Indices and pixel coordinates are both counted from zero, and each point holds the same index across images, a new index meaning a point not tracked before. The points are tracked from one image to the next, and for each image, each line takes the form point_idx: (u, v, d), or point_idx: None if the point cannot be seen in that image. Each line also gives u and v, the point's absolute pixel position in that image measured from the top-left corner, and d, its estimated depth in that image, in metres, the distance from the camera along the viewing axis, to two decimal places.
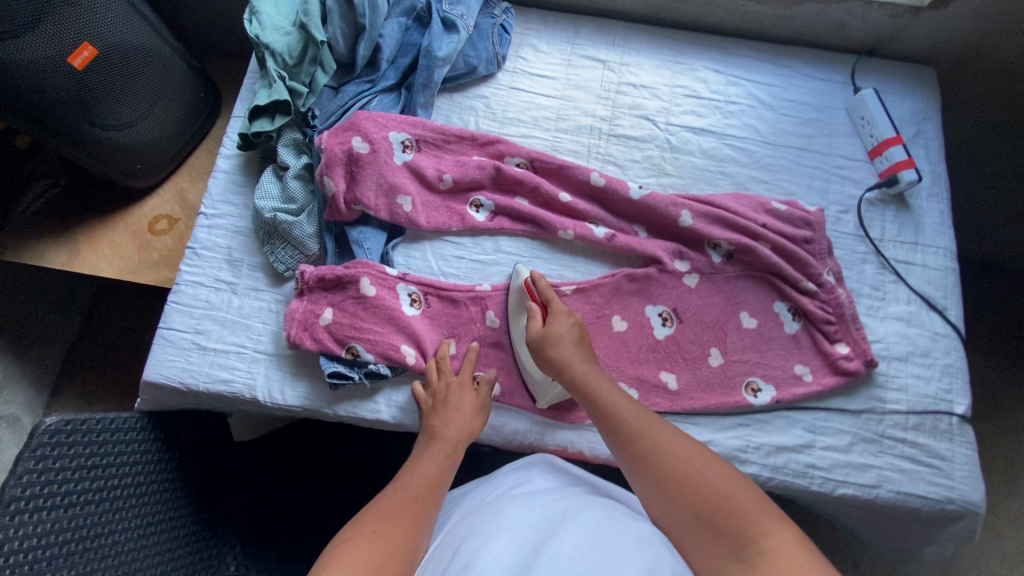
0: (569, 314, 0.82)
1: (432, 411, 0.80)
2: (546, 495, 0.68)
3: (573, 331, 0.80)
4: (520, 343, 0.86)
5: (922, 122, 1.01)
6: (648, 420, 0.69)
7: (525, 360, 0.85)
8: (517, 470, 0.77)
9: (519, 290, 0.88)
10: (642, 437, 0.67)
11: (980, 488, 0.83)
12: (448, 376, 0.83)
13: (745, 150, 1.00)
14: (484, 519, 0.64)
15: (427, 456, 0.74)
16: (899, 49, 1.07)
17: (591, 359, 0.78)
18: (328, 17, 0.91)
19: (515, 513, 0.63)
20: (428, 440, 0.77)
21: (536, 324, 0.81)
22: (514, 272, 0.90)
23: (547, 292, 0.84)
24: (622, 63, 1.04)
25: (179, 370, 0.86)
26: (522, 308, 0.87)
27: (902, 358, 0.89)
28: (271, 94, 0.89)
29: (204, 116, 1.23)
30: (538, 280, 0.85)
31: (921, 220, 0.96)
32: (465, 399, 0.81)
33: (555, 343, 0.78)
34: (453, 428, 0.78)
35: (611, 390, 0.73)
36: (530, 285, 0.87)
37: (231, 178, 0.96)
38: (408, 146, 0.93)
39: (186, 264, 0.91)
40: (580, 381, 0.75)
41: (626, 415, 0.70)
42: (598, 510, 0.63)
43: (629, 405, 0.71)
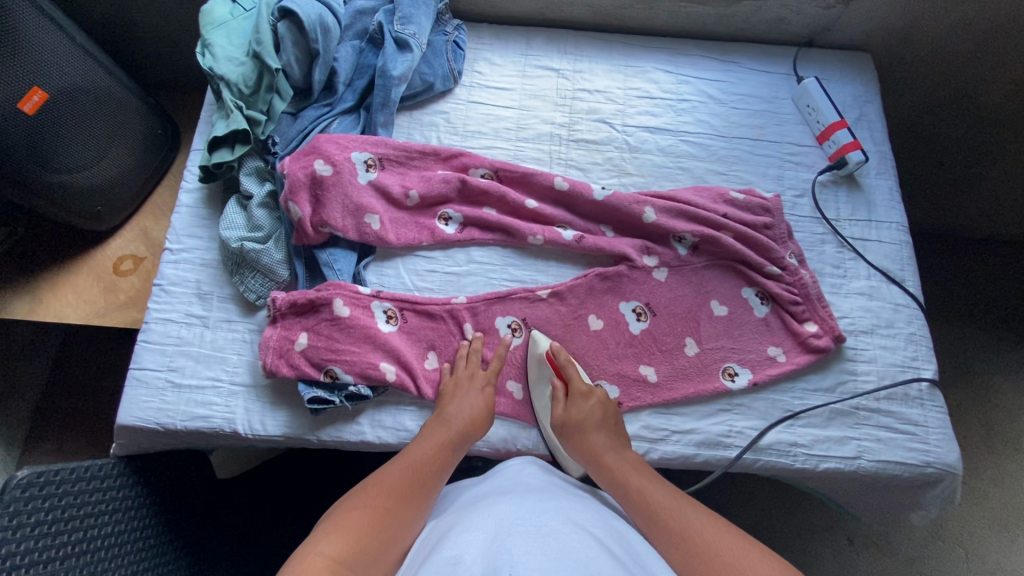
0: (587, 392, 0.84)
1: (449, 397, 0.82)
2: (537, 494, 0.68)
3: (594, 411, 0.82)
4: (544, 421, 0.86)
5: (864, 105, 1.06)
6: (676, 499, 0.69)
7: (552, 439, 0.86)
8: (508, 469, 0.78)
9: (539, 358, 0.88)
10: (668, 516, 0.66)
11: (955, 450, 0.86)
12: (465, 374, 0.85)
13: (701, 145, 1.03)
14: (473, 512, 0.64)
15: (428, 439, 0.76)
16: (835, 38, 1.12)
17: (617, 444, 0.79)
18: (281, 45, 0.91)
19: (505, 506, 0.64)
20: (437, 424, 0.79)
21: (558, 406, 0.84)
22: (531, 338, 0.89)
23: (567, 366, 0.86)
24: (575, 70, 1.07)
25: (153, 410, 0.84)
26: (542, 378, 0.87)
27: (868, 330, 0.92)
28: (229, 124, 0.89)
29: (164, 152, 1.23)
30: (558, 353, 0.87)
31: (872, 198, 1.00)
32: (481, 393, 0.83)
33: (577, 429, 0.80)
34: (464, 418, 0.80)
35: (638, 473, 0.74)
36: (550, 357, 0.87)
37: (195, 212, 0.95)
38: (371, 165, 0.93)
39: (155, 302, 0.90)
40: (605, 470, 0.76)
41: (651, 496, 0.70)
42: (587, 515, 0.64)
43: (658, 488, 0.71)
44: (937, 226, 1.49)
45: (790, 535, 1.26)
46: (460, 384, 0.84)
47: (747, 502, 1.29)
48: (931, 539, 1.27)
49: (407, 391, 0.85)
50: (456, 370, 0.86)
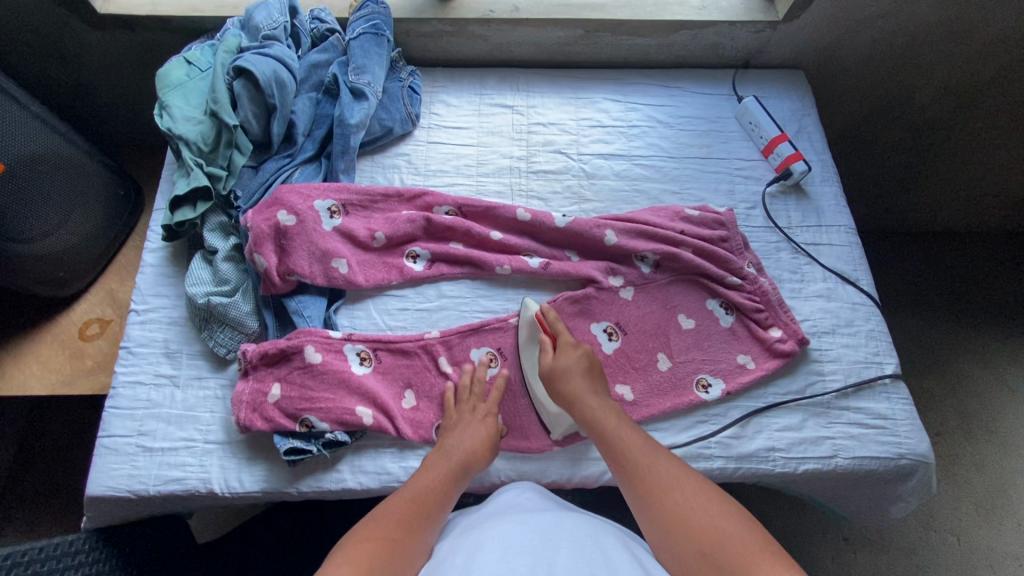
0: (576, 346, 0.85)
1: (449, 430, 0.82)
2: (530, 513, 0.70)
3: (580, 363, 0.83)
4: (531, 374, 0.89)
5: (802, 118, 1.13)
6: (648, 448, 0.74)
7: (537, 391, 0.88)
8: (504, 496, 0.79)
9: (529, 322, 0.89)
10: (642, 467, 0.71)
11: (925, 440, 0.89)
12: (465, 409, 0.85)
13: (654, 167, 1.07)
14: (472, 541, 0.65)
15: (429, 472, 0.76)
16: (769, 58, 1.19)
17: (600, 391, 0.82)
18: (237, 102, 0.93)
19: (502, 530, 0.65)
20: (437, 455, 0.79)
21: (547, 356, 0.85)
22: (522, 305, 0.92)
23: (557, 324, 0.88)
24: (529, 105, 1.12)
25: (125, 478, 0.82)
26: (533, 340, 0.90)
27: (830, 331, 0.95)
28: (189, 182, 0.90)
29: (128, 213, 1.22)
30: (548, 314, 0.89)
31: (819, 204, 1.05)
32: (481, 425, 0.83)
33: (562, 377, 0.82)
34: (465, 450, 0.79)
35: (619, 422, 0.77)
36: (541, 318, 0.89)
37: (160, 271, 0.95)
38: (335, 211, 0.94)
39: (122, 365, 0.88)
40: (588, 412, 0.79)
41: (631, 448, 0.74)
42: (582, 527, 0.66)
43: (637, 440, 0.75)
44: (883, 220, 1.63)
45: (786, 540, 1.27)
46: (462, 417, 0.84)
47: None
48: (922, 529, 1.29)
49: (385, 432, 0.84)
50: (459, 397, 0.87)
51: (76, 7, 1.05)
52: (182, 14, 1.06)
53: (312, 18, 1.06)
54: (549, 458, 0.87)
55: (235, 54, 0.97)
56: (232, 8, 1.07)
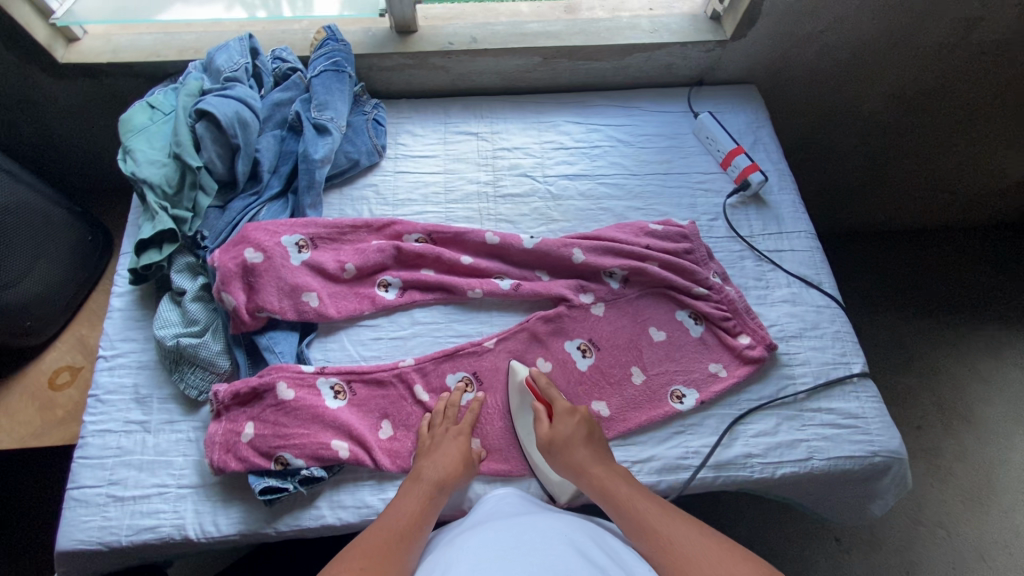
0: (572, 412, 0.85)
1: (424, 453, 0.82)
2: (512, 520, 0.70)
3: (579, 429, 0.83)
4: (530, 443, 0.87)
5: (757, 130, 1.17)
6: (663, 513, 0.71)
7: (536, 459, 0.86)
8: (487, 502, 0.80)
9: (520, 386, 0.90)
10: (664, 536, 0.68)
11: (896, 436, 0.91)
12: (439, 430, 0.85)
13: (617, 185, 1.10)
14: (454, 551, 0.65)
15: (407, 498, 0.76)
16: (721, 75, 1.24)
17: (605, 459, 0.80)
18: (200, 144, 0.94)
19: (484, 540, 0.65)
20: (411, 481, 0.79)
21: (542, 426, 0.85)
22: (511, 368, 0.92)
23: (548, 389, 0.88)
24: (493, 132, 1.15)
25: (96, 530, 0.80)
26: (526, 406, 0.89)
27: (797, 334, 0.97)
28: (155, 225, 0.90)
29: (96, 258, 1.22)
30: (538, 378, 0.89)
31: (779, 212, 1.08)
32: (455, 445, 0.82)
33: (565, 448, 0.81)
34: (439, 470, 0.79)
35: (630, 489, 0.75)
36: (531, 383, 0.90)
37: (128, 316, 0.94)
38: (303, 245, 0.95)
39: (90, 414, 0.87)
40: (598, 483, 0.77)
41: (648, 515, 0.71)
42: (563, 532, 0.67)
43: (651, 505, 0.73)
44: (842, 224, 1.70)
45: (780, 546, 1.26)
46: (437, 439, 0.84)
47: (732, 520, 1.29)
48: (913, 525, 1.30)
49: (363, 465, 0.83)
50: (433, 427, 0.86)
51: (35, 57, 1.06)
52: (145, 60, 1.08)
53: (274, 58, 1.08)
54: (529, 479, 0.87)
55: (197, 96, 0.98)
56: (194, 52, 1.09)
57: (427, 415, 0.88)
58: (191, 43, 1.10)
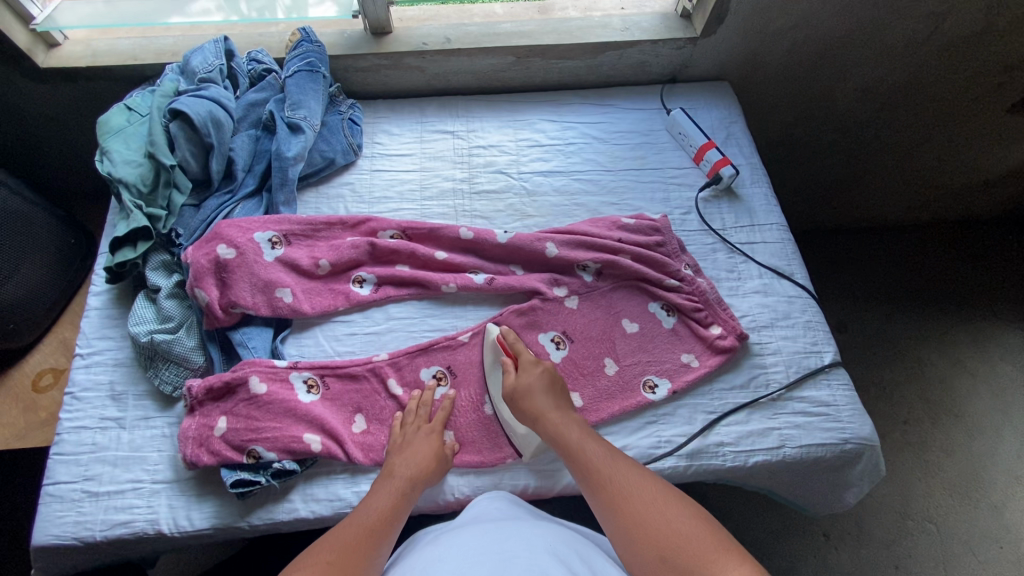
0: (536, 363, 0.87)
1: (397, 450, 0.82)
2: (494, 524, 0.71)
3: (541, 380, 0.85)
4: (497, 396, 0.90)
5: (730, 126, 1.19)
6: (610, 457, 0.75)
7: (505, 413, 0.88)
8: (476, 506, 0.79)
9: (493, 344, 0.92)
10: (607, 478, 0.72)
11: (867, 423, 0.92)
12: (411, 427, 0.86)
13: (591, 180, 1.11)
14: (433, 552, 0.66)
15: (380, 494, 0.76)
16: (694, 72, 1.26)
17: (563, 406, 0.84)
18: (174, 143, 0.95)
19: (464, 544, 0.66)
20: (383, 477, 0.79)
21: (509, 377, 0.86)
22: (486, 330, 0.94)
23: (517, 344, 0.90)
24: (469, 130, 1.16)
25: (70, 525, 0.80)
26: (497, 363, 0.91)
27: (769, 324, 0.98)
28: (129, 223, 0.91)
29: (78, 261, 1.23)
30: (508, 335, 0.91)
31: (751, 205, 1.10)
32: (426, 442, 0.83)
33: (525, 396, 0.84)
34: (412, 466, 0.80)
35: (583, 434, 0.79)
36: (502, 340, 0.91)
37: (105, 314, 0.95)
38: (277, 242, 0.96)
39: (66, 411, 0.88)
40: (553, 428, 0.80)
41: (594, 458, 0.75)
42: (543, 542, 0.67)
43: (600, 450, 0.76)
44: (819, 220, 1.72)
45: (766, 542, 1.26)
46: (408, 435, 0.84)
47: (717, 516, 1.29)
48: (898, 518, 1.30)
49: (336, 458, 0.84)
50: (405, 425, 0.87)
51: (14, 62, 1.07)
52: (124, 64, 1.10)
53: (249, 59, 1.09)
54: (502, 471, 0.87)
55: (172, 97, 0.99)
56: (172, 55, 1.10)
57: (398, 414, 0.88)
58: (169, 46, 1.12)
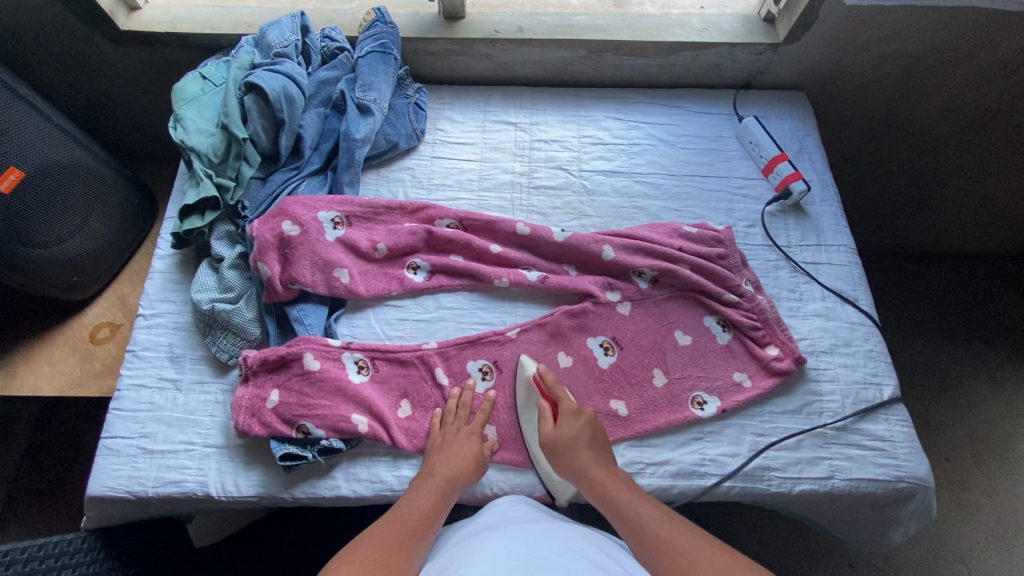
0: (577, 412, 0.85)
1: (436, 451, 0.82)
2: (521, 526, 0.71)
3: (584, 433, 0.83)
4: (529, 400, 0.89)
5: (803, 138, 1.14)
6: (662, 517, 0.73)
7: (540, 460, 0.86)
8: (496, 508, 0.79)
9: (528, 382, 0.90)
10: (664, 540, 0.70)
11: (924, 463, 0.88)
12: (452, 426, 0.85)
13: (654, 184, 1.09)
14: (466, 553, 0.66)
15: (420, 491, 0.77)
16: (769, 80, 1.21)
17: (606, 461, 0.81)
18: (248, 116, 0.97)
19: (495, 547, 0.65)
20: (424, 476, 0.79)
21: (547, 426, 0.85)
22: (520, 364, 0.92)
23: (555, 388, 0.88)
24: (531, 123, 1.14)
25: (124, 479, 0.83)
26: (531, 403, 0.89)
27: (828, 350, 0.95)
28: (199, 193, 0.93)
29: (141, 221, 1.26)
30: (545, 376, 0.89)
31: (819, 224, 1.05)
32: (465, 443, 0.83)
33: (568, 449, 0.81)
34: (451, 467, 0.80)
35: (632, 494, 0.76)
36: (537, 380, 0.89)
37: (168, 278, 0.98)
38: (338, 223, 0.97)
39: (127, 368, 0.91)
40: (600, 488, 0.77)
41: (648, 519, 0.72)
42: (575, 544, 0.68)
43: (653, 512, 0.74)
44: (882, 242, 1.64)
45: (789, 567, 1.23)
46: (449, 435, 0.84)
47: (741, 533, 1.26)
48: (930, 557, 1.26)
49: (381, 441, 0.85)
50: (444, 423, 0.86)
51: (99, 24, 1.10)
52: (200, 32, 1.11)
53: (323, 37, 1.09)
54: (540, 471, 0.87)
55: (247, 70, 1.01)
56: (246, 27, 1.11)
57: (438, 410, 0.88)
58: (245, 17, 1.13)
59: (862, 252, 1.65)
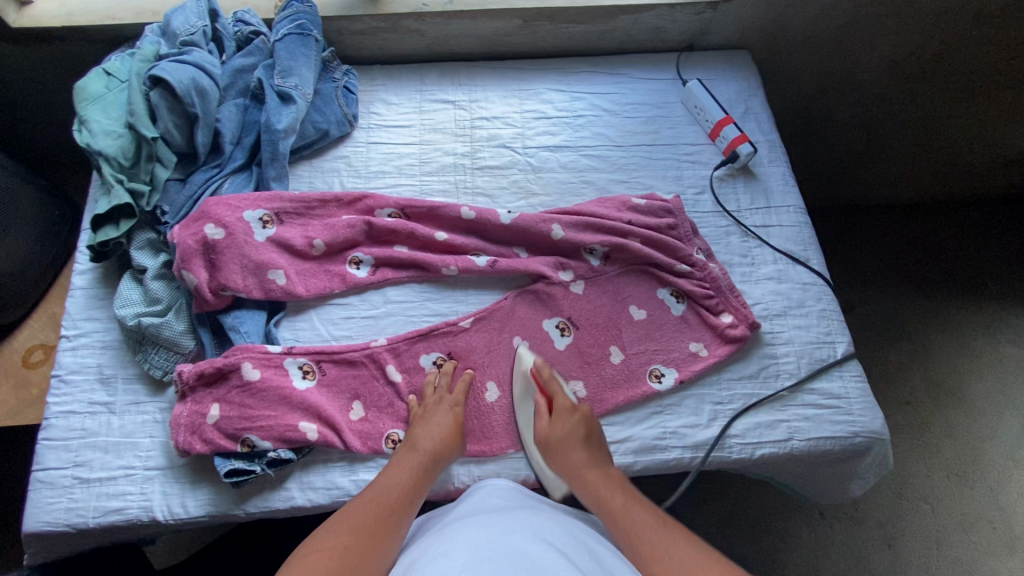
0: (573, 409, 0.82)
1: (416, 423, 0.81)
2: (502, 515, 0.66)
3: (577, 429, 0.79)
4: (530, 443, 0.85)
5: (749, 99, 1.12)
6: (649, 516, 0.68)
7: (535, 457, 0.84)
8: (478, 491, 0.77)
9: (524, 376, 0.88)
10: (648, 539, 0.65)
11: (878, 416, 0.89)
12: (431, 401, 0.84)
13: (601, 156, 1.06)
14: (452, 531, 0.64)
15: (400, 465, 0.75)
16: (712, 40, 1.18)
17: (600, 461, 0.77)
18: (156, 113, 0.89)
19: (467, 535, 0.61)
20: (405, 449, 0.77)
21: (542, 422, 0.83)
22: (517, 355, 0.90)
23: (551, 383, 0.85)
24: (471, 100, 1.09)
25: (62, 512, 0.78)
26: (528, 394, 0.87)
27: (782, 313, 0.95)
28: (111, 200, 0.86)
29: (65, 235, 1.17)
30: (542, 371, 0.86)
31: (768, 185, 1.04)
32: (445, 414, 0.81)
33: (559, 449, 0.78)
34: (430, 440, 0.78)
35: (618, 489, 0.73)
36: (535, 374, 0.87)
37: (91, 293, 0.91)
38: (268, 221, 0.91)
39: (54, 395, 0.85)
40: (590, 489, 0.74)
41: (631, 512, 0.69)
42: (560, 532, 0.64)
43: (641, 512, 0.69)
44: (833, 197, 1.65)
45: (763, 521, 1.26)
46: (428, 406, 0.83)
47: (715, 495, 1.29)
48: (896, 499, 1.30)
49: (333, 446, 0.82)
50: (423, 401, 0.85)
51: None
52: (99, 23, 1.02)
53: (235, 21, 1.02)
54: (502, 461, 0.85)
55: (153, 62, 0.93)
56: (151, 14, 1.02)
57: (410, 395, 0.87)
58: (148, 4, 1.04)
59: (814, 209, 1.66)
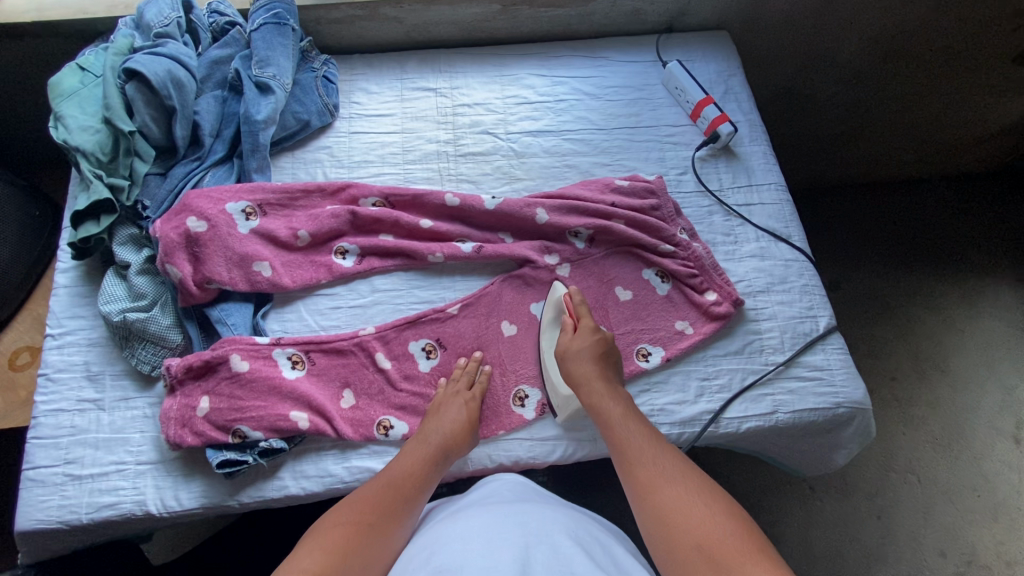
0: (595, 331, 0.86)
1: (431, 416, 0.81)
2: (511, 507, 0.66)
3: (592, 347, 0.84)
4: (548, 355, 0.89)
5: (728, 79, 1.12)
6: (650, 446, 0.72)
7: (551, 370, 0.87)
8: (488, 486, 0.77)
9: (556, 302, 0.91)
10: (645, 461, 0.70)
11: (860, 386, 0.91)
12: (452, 391, 0.85)
13: (583, 140, 1.06)
14: (461, 519, 0.65)
15: (411, 454, 0.76)
16: (691, 22, 1.19)
17: (610, 380, 0.82)
18: (132, 107, 0.89)
19: (476, 522, 0.62)
20: (416, 441, 0.78)
21: (565, 336, 0.87)
22: (553, 286, 0.93)
23: (581, 308, 0.89)
24: (452, 87, 1.09)
25: (54, 509, 0.78)
26: (556, 321, 0.91)
27: (765, 289, 0.96)
28: (90, 196, 0.85)
29: (46, 234, 1.16)
30: (574, 296, 0.90)
31: (749, 164, 1.05)
32: (459, 406, 0.82)
33: (573, 358, 0.84)
34: (443, 433, 0.78)
35: (627, 413, 0.77)
36: (567, 299, 0.91)
37: (74, 291, 0.91)
38: (251, 213, 0.91)
39: (41, 394, 0.84)
40: (597, 399, 0.79)
41: (636, 441, 0.73)
42: (567, 522, 0.65)
43: (642, 434, 0.74)
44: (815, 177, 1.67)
45: (756, 497, 1.29)
46: (444, 399, 0.83)
47: (706, 474, 1.31)
48: (883, 469, 1.33)
49: (325, 434, 0.82)
50: (450, 386, 0.86)
51: None
52: (72, 18, 1.00)
53: (210, 12, 1.01)
54: (493, 443, 0.85)
55: (127, 55, 0.92)
56: (124, 8, 1.01)
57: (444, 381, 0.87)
58: None
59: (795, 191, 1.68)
